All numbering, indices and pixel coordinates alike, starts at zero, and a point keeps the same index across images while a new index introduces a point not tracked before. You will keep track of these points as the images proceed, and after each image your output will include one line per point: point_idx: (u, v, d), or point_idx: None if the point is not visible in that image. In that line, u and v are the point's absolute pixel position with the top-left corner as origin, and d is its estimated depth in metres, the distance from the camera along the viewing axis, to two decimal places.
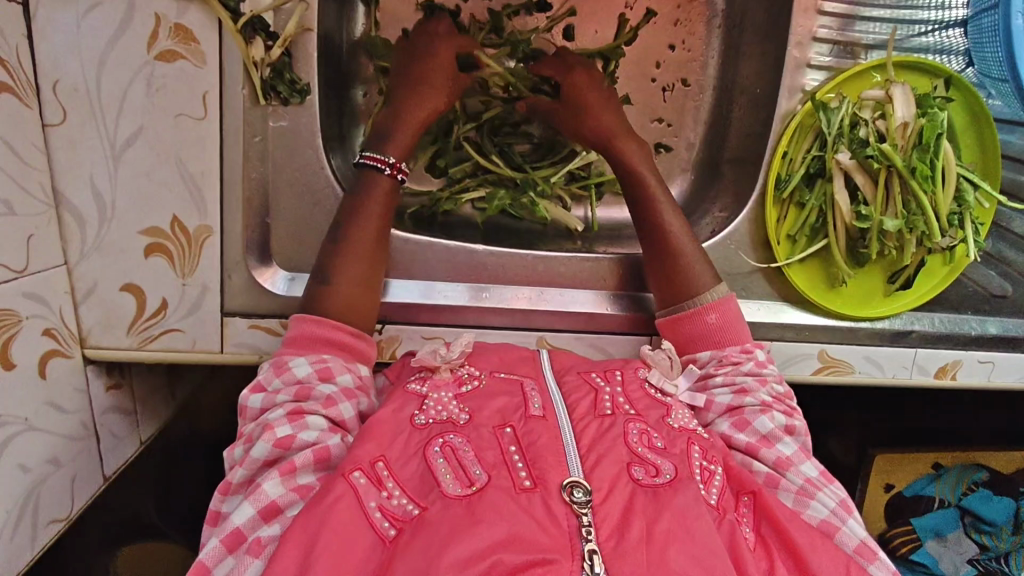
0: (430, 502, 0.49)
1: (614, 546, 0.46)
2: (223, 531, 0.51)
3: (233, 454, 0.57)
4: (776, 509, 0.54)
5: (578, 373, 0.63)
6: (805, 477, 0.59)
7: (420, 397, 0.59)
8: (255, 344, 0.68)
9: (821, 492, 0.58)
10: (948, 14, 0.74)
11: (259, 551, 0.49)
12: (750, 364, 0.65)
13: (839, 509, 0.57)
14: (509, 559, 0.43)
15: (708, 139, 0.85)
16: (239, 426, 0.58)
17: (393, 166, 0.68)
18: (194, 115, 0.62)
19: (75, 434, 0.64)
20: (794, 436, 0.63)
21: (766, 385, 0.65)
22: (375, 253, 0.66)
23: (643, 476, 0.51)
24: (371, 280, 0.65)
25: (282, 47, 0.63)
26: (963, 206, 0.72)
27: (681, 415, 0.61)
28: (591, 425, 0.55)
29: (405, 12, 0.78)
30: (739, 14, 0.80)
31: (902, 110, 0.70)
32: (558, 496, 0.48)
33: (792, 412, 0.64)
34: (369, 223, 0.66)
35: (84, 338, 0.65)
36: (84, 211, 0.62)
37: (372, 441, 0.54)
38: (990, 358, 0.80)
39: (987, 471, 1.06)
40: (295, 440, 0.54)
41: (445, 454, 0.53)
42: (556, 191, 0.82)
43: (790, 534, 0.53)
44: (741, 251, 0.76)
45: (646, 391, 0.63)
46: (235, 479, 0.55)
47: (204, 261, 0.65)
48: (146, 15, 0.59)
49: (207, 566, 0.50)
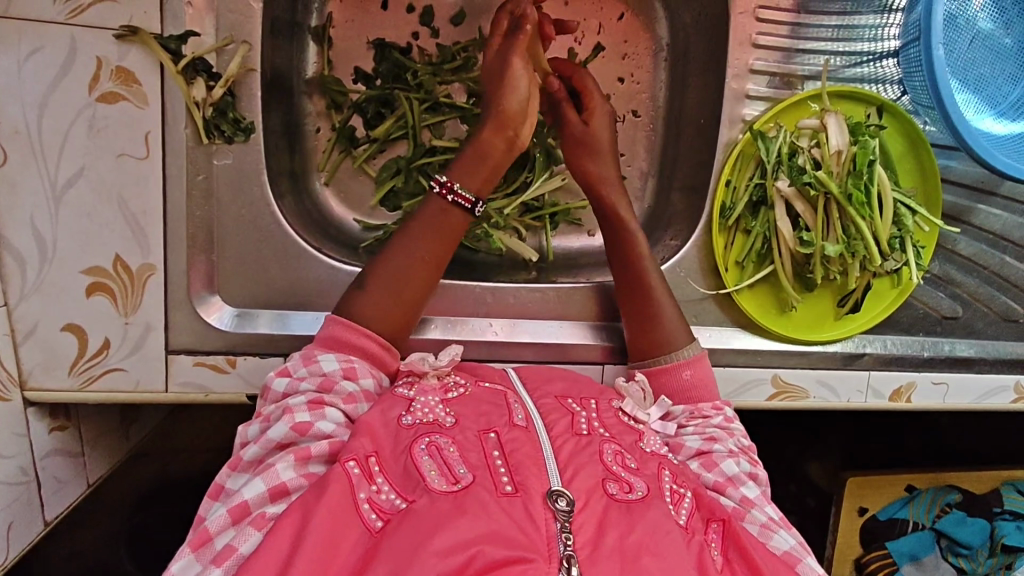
0: (417, 497, 0.49)
1: (590, 554, 0.45)
2: (232, 502, 0.51)
3: (247, 431, 0.57)
4: (745, 537, 0.53)
5: (554, 398, 0.61)
6: (768, 515, 0.58)
7: (407, 400, 0.58)
8: (200, 382, 0.67)
9: (783, 529, 0.57)
10: (881, 45, 0.77)
11: (261, 525, 0.49)
12: (719, 418, 0.66)
13: (797, 546, 0.56)
14: (490, 553, 0.43)
15: (660, 168, 0.84)
16: (260, 406, 0.59)
17: (443, 185, 0.66)
18: (136, 155, 0.62)
19: (13, 480, 0.62)
20: (756, 483, 0.62)
21: (733, 437, 0.65)
22: (423, 272, 0.66)
23: (617, 492, 0.50)
24: (409, 296, 0.65)
25: (223, 87, 0.65)
26: (903, 230, 0.74)
27: (652, 442, 0.61)
28: (567, 443, 0.54)
29: (355, 49, 0.78)
30: (682, 47, 0.81)
31: (835, 138, 0.73)
32: (541, 502, 0.48)
33: (755, 463, 0.64)
34: (420, 240, 0.66)
35: (24, 380, 0.64)
36: (25, 252, 0.62)
37: (367, 436, 0.54)
38: (943, 379, 0.80)
39: (959, 492, 1.02)
40: (312, 428, 0.55)
41: (430, 452, 0.52)
42: (511, 223, 0.81)
43: (753, 556, 0.51)
44: (691, 279, 0.76)
45: (619, 418, 0.62)
46: (247, 456, 0.55)
47: (148, 299, 0.65)
48: (88, 58, 0.60)
49: (209, 534, 0.50)
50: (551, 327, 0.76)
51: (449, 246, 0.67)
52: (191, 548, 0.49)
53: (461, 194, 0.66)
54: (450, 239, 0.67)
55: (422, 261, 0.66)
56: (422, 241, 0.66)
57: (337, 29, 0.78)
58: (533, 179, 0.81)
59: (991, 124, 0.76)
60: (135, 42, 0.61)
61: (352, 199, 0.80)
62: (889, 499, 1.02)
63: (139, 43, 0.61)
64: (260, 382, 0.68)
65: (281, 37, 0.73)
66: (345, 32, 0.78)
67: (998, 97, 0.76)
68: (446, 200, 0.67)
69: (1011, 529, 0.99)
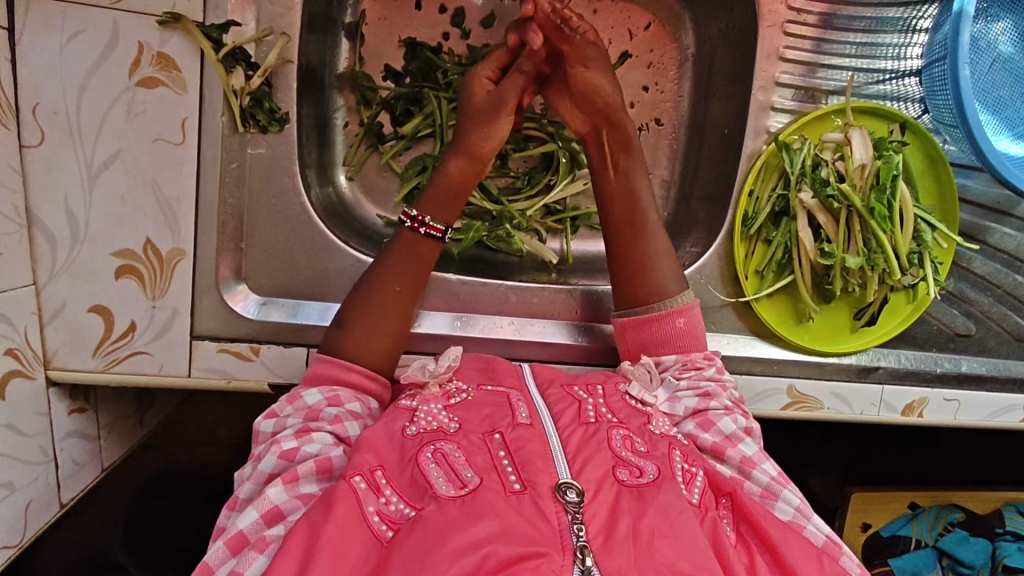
0: (425, 503, 0.49)
1: (603, 543, 0.45)
2: (228, 534, 0.51)
3: (242, 474, 0.57)
4: (754, 509, 0.54)
5: (562, 386, 0.61)
6: (769, 475, 0.59)
7: (410, 410, 0.58)
8: (222, 369, 0.68)
9: (785, 491, 0.58)
10: (904, 64, 0.79)
11: (263, 548, 0.49)
12: (711, 369, 0.66)
13: (801, 507, 0.58)
14: (502, 551, 0.43)
15: (680, 177, 0.85)
16: (253, 448, 0.59)
17: (414, 218, 0.68)
18: (171, 140, 0.63)
19: (34, 459, 0.62)
20: (754, 438, 0.62)
21: (727, 390, 0.65)
22: (399, 301, 0.66)
23: (627, 478, 0.51)
24: (394, 332, 0.65)
25: (261, 77, 0.66)
26: (922, 246, 0.76)
27: (661, 422, 0.60)
28: (575, 433, 0.54)
29: (386, 47, 0.79)
30: (708, 58, 0.82)
31: (859, 152, 0.75)
32: (551, 497, 0.48)
33: (749, 416, 0.65)
34: (397, 276, 0.66)
35: (48, 360, 0.64)
36: (57, 232, 0.62)
37: (370, 452, 0.54)
38: (955, 397, 0.80)
39: (962, 511, 1.01)
40: (298, 453, 0.55)
41: (436, 459, 0.52)
42: (532, 224, 0.82)
43: (761, 526, 0.52)
44: (710, 287, 0.77)
45: (627, 402, 0.61)
46: (243, 494, 0.55)
47: (176, 284, 0.65)
48: (130, 43, 0.61)
49: (210, 567, 0.50)
50: (571, 329, 0.76)
51: (424, 269, 0.68)
52: None
53: (432, 226, 0.68)
54: (422, 262, 0.68)
55: (406, 286, 0.66)
56: (397, 275, 0.66)
57: (370, 26, 0.79)
58: (557, 181, 0.82)
59: (1009, 145, 0.77)
60: (177, 29, 0.61)
61: (377, 193, 0.81)
62: (893, 516, 1.02)
63: (180, 29, 0.62)
64: (283, 371, 0.68)
65: (316, 33, 0.74)
66: (378, 29, 0.79)
67: (1016, 119, 0.78)
68: (419, 232, 0.68)
69: (1012, 550, 0.98)
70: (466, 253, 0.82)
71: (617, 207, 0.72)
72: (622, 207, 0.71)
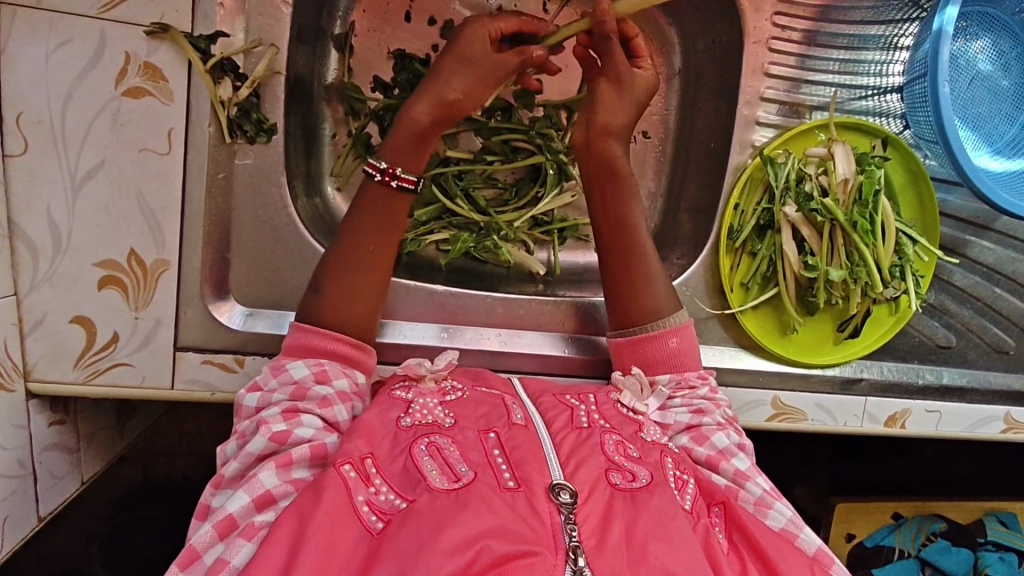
0: (417, 495, 0.48)
1: (596, 544, 0.45)
2: (217, 517, 0.50)
3: (225, 451, 0.57)
4: (746, 517, 0.54)
5: (554, 395, 0.61)
6: (762, 488, 0.59)
7: (406, 402, 0.58)
8: (206, 380, 0.67)
9: (777, 502, 0.58)
10: (886, 81, 0.81)
11: (252, 534, 0.49)
12: (705, 389, 0.66)
13: (794, 518, 0.57)
14: (495, 547, 0.43)
15: (668, 189, 0.86)
16: (234, 424, 0.58)
17: (385, 172, 0.66)
18: (158, 150, 0.63)
19: (10, 472, 0.61)
20: (746, 453, 0.63)
21: (720, 408, 0.66)
22: (378, 264, 0.66)
23: (620, 482, 0.51)
24: (371, 296, 0.65)
25: (249, 87, 0.66)
26: (903, 259, 0.77)
27: (652, 431, 0.60)
28: (568, 437, 0.54)
29: (376, 59, 0.79)
30: (694, 73, 0.83)
31: (842, 167, 0.76)
32: (544, 496, 0.48)
33: (741, 434, 0.65)
34: (376, 234, 0.66)
35: (28, 371, 0.63)
36: (39, 242, 0.62)
37: (364, 437, 0.54)
38: (936, 408, 0.81)
39: (944, 521, 1.02)
40: (290, 436, 0.54)
41: (431, 452, 0.52)
42: (520, 235, 0.82)
43: (756, 536, 0.52)
44: (696, 298, 0.78)
45: (618, 410, 0.61)
46: (228, 473, 0.55)
47: (159, 295, 0.65)
48: (116, 52, 0.61)
49: (197, 552, 0.49)
50: (559, 340, 0.77)
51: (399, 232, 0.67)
52: (180, 567, 0.49)
53: (403, 177, 0.66)
54: (396, 224, 0.67)
55: (378, 250, 0.65)
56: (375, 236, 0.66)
57: (359, 38, 0.79)
58: (544, 193, 0.81)
59: (987, 161, 0.78)
60: (165, 40, 0.61)
61: None
62: (876, 526, 1.02)
63: (168, 40, 0.61)
64: None
65: (304, 44, 0.74)
66: (367, 41, 0.79)
67: (994, 135, 0.79)
68: (391, 185, 0.66)
69: (993, 559, 1.00)
70: (454, 264, 0.82)
71: (609, 237, 0.71)
72: (612, 234, 0.71)
